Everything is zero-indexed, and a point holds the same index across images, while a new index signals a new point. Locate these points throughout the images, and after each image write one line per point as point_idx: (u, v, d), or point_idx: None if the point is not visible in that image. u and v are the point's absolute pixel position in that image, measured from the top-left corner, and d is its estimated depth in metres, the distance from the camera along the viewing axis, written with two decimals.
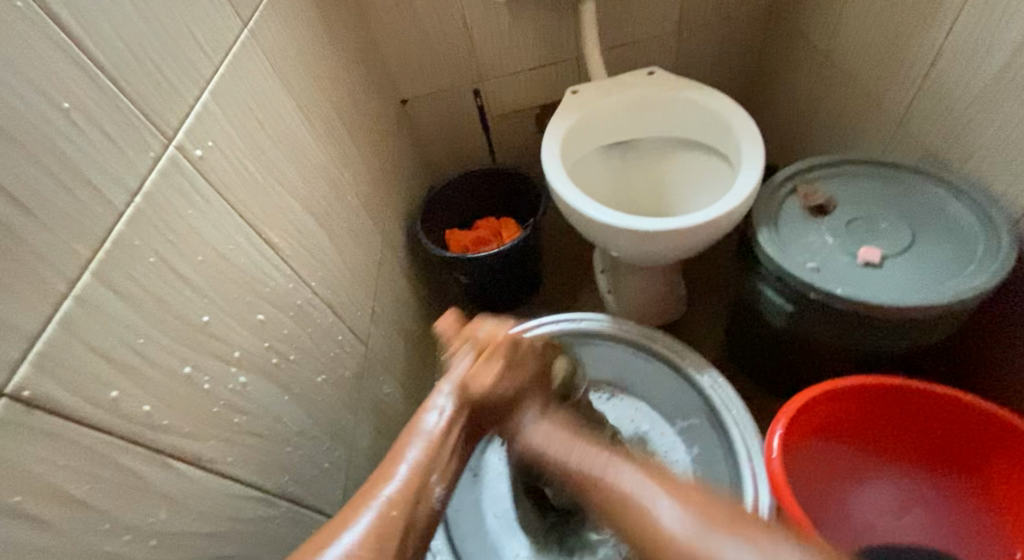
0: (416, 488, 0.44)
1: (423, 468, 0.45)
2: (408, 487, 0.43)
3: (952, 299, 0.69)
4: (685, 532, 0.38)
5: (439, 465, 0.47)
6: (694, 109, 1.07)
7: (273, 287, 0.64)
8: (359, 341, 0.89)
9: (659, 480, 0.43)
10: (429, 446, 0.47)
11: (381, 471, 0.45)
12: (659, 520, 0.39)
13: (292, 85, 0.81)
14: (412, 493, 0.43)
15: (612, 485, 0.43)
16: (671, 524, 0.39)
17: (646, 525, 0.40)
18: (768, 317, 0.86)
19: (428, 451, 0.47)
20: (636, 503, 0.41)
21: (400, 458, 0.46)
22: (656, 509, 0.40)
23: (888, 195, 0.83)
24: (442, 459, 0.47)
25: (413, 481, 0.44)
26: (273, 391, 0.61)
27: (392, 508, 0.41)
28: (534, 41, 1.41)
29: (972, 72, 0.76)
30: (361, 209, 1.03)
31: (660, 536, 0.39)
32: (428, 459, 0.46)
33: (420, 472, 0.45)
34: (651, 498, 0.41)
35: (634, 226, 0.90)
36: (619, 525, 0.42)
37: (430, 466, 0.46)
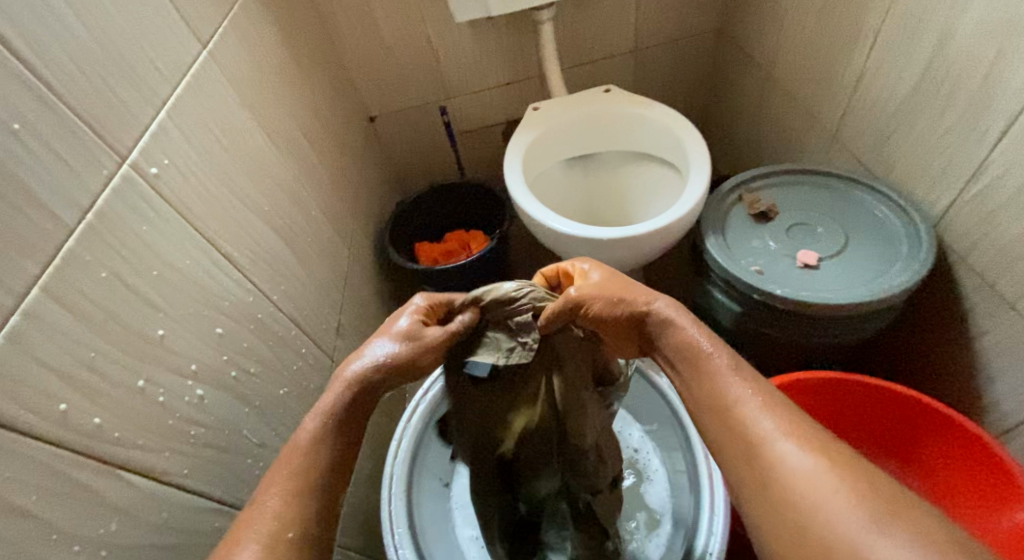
0: (309, 486, 0.45)
1: (308, 480, 0.45)
2: (293, 506, 0.43)
3: (880, 295, 0.73)
4: (764, 430, 0.43)
5: (331, 470, 0.47)
6: (646, 123, 1.12)
7: (231, 301, 0.65)
8: (324, 354, 0.90)
9: (756, 383, 0.47)
10: (311, 450, 0.47)
11: (265, 487, 0.45)
12: (746, 412, 0.45)
13: (254, 104, 0.83)
14: (304, 494, 0.44)
15: (742, 421, 0.45)
16: (759, 420, 0.44)
17: (735, 412, 0.45)
18: (719, 319, 0.90)
19: (313, 457, 0.47)
20: (726, 401, 0.46)
21: (282, 473, 0.45)
22: (745, 404, 0.45)
23: (826, 201, 0.88)
24: (331, 459, 0.47)
25: (297, 497, 0.44)
26: (232, 404, 0.62)
27: (283, 528, 0.42)
28: (497, 60, 1.45)
29: (892, 86, 0.82)
30: (328, 224, 1.05)
31: (742, 425, 0.45)
32: (311, 464, 0.46)
33: (306, 488, 0.45)
34: (742, 392, 0.46)
35: (589, 235, 0.93)
36: (702, 402, 0.49)
37: (318, 466, 0.46)
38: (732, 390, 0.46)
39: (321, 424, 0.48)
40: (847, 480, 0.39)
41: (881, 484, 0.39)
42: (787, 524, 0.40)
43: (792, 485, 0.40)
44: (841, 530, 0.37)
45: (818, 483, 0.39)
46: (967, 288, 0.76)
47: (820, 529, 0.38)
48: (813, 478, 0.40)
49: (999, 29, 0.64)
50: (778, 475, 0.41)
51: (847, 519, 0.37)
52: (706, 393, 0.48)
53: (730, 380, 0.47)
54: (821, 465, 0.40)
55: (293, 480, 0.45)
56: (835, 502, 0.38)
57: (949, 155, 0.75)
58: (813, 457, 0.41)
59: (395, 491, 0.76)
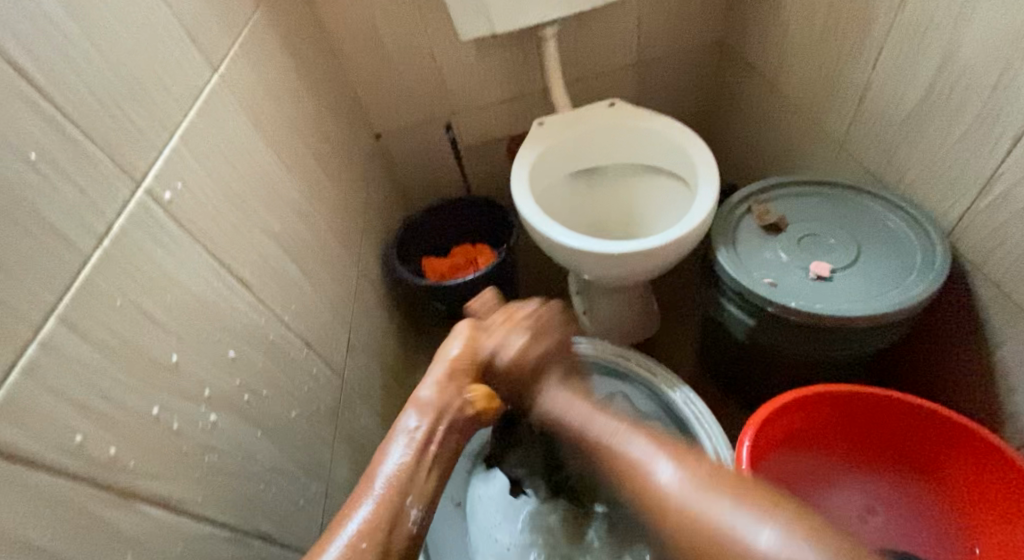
0: (390, 503, 0.48)
1: (395, 492, 0.49)
2: (375, 518, 0.46)
3: (896, 307, 0.72)
4: (680, 494, 0.44)
5: (413, 487, 0.50)
6: (653, 136, 1.12)
7: (244, 324, 0.65)
8: (335, 374, 0.90)
9: (665, 445, 0.49)
10: (401, 468, 0.51)
11: (357, 499, 0.49)
12: (656, 475, 0.46)
13: (263, 126, 0.84)
14: (385, 510, 0.47)
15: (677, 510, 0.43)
16: (666, 481, 0.45)
17: (647, 484, 0.46)
18: (731, 331, 0.89)
19: (400, 475, 0.51)
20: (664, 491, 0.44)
21: (374, 487, 0.50)
22: (654, 468, 0.47)
23: (837, 211, 0.87)
24: (413, 477, 0.51)
25: (386, 509, 0.48)
26: (245, 428, 0.61)
27: (358, 540, 0.44)
28: (502, 77, 1.46)
29: (900, 96, 0.82)
30: (337, 243, 1.05)
31: (651, 488, 0.46)
32: (401, 485, 0.50)
33: (392, 502, 0.48)
34: (648, 457, 0.48)
35: (601, 250, 0.93)
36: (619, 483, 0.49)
37: (400, 489, 0.49)
38: (646, 461, 0.48)
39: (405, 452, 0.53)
40: (764, 514, 0.40)
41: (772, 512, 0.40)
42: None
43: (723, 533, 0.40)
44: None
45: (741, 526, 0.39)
46: (982, 299, 0.76)
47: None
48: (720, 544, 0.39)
49: (1008, 39, 0.64)
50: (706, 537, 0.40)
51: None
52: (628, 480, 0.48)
53: (642, 454, 0.49)
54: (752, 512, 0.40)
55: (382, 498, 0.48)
56: (755, 534, 0.38)
57: (960, 166, 0.74)
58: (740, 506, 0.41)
59: None
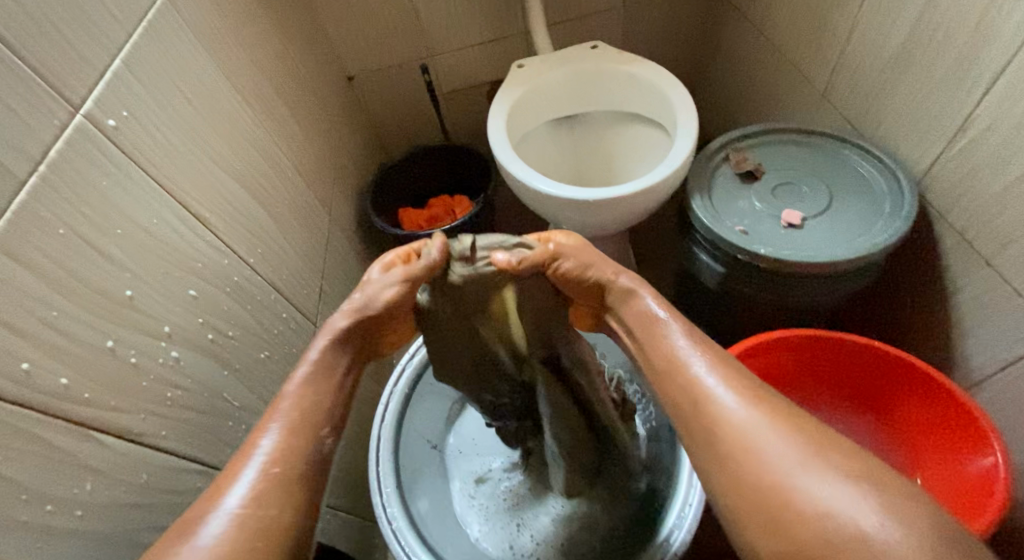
0: (304, 429, 0.45)
1: (306, 420, 0.46)
2: (288, 442, 0.43)
3: (862, 254, 0.73)
4: (747, 427, 0.43)
5: (324, 416, 0.47)
6: (633, 81, 1.09)
7: (205, 263, 0.63)
8: (306, 319, 0.89)
9: (738, 379, 0.47)
10: (306, 390, 0.48)
11: (266, 423, 0.45)
12: (724, 407, 0.45)
13: (221, 58, 0.79)
14: (295, 440, 0.44)
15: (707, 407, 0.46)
16: (734, 412, 0.44)
17: (715, 416, 0.45)
18: (703, 279, 0.90)
19: (309, 402, 0.47)
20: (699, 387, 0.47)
21: (277, 414, 0.46)
22: (722, 400, 0.45)
23: (813, 160, 0.87)
24: (323, 404, 0.47)
25: (295, 436, 0.44)
26: (211, 367, 0.61)
27: (273, 465, 0.41)
28: (480, 16, 1.40)
29: (882, 42, 0.80)
30: (306, 186, 1.02)
31: (716, 418, 0.45)
32: (309, 411, 0.46)
33: (303, 427, 0.45)
34: (720, 388, 0.46)
35: (576, 196, 0.92)
36: (680, 403, 0.48)
37: (311, 417, 0.46)
38: (713, 391, 0.46)
39: (311, 380, 0.49)
40: (836, 467, 0.40)
41: (849, 467, 0.40)
42: (785, 537, 0.39)
43: (789, 480, 0.40)
44: (832, 516, 0.38)
45: (807, 476, 0.40)
46: (946, 246, 0.77)
47: (808, 522, 0.38)
48: (780, 491, 0.40)
49: None
50: (762, 480, 0.41)
51: (816, 486, 0.39)
52: (691, 405, 0.47)
53: (713, 383, 0.47)
54: (765, 419, 0.43)
55: (289, 427, 0.44)
56: (823, 486, 0.39)
57: (935, 112, 0.74)
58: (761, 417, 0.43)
59: (383, 450, 0.78)
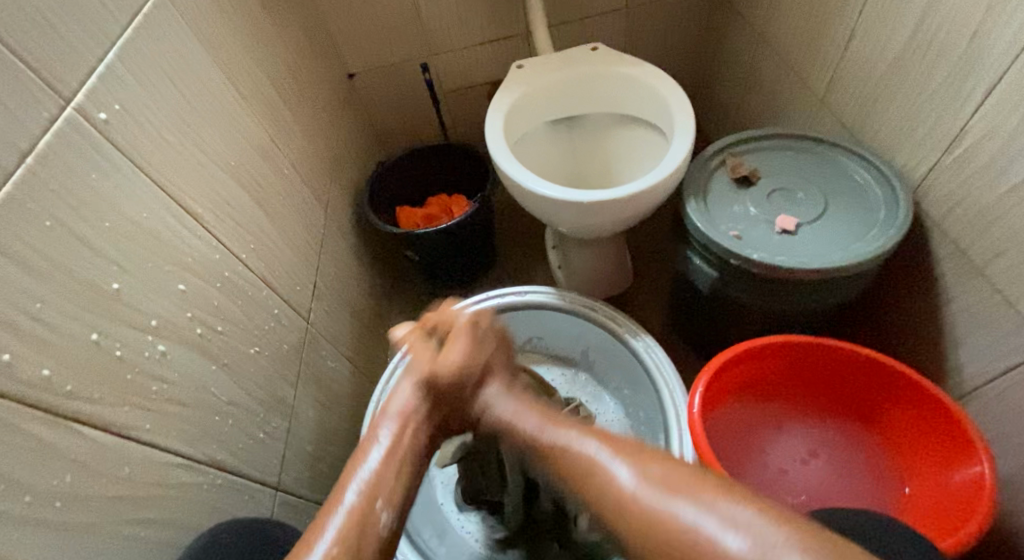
0: (363, 507, 0.39)
1: (370, 500, 0.40)
2: (350, 528, 0.38)
3: (855, 261, 0.73)
4: (644, 499, 0.32)
5: (392, 493, 0.41)
6: (632, 83, 1.09)
7: (196, 257, 0.63)
8: (299, 315, 0.89)
9: (608, 440, 0.38)
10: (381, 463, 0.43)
11: (326, 510, 0.40)
12: (605, 478, 0.35)
13: (217, 54, 0.79)
14: (357, 520, 0.38)
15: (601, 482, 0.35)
16: (624, 486, 0.34)
17: (592, 493, 0.35)
18: (697, 284, 0.90)
19: (376, 480, 0.42)
20: (567, 453, 0.38)
21: (345, 493, 0.41)
22: (610, 473, 0.35)
23: (809, 166, 0.87)
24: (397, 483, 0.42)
25: (355, 520, 0.38)
26: (199, 362, 0.61)
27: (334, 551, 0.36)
28: (481, 16, 1.40)
29: (879, 51, 0.80)
30: (302, 183, 1.02)
31: (605, 498, 0.34)
32: (376, 492, 0.41)
33: (363, 509, 0.39)
34: (604, 457, 0.36)
35: (572, 198, 0.91)
36: (571, 493, 0.38)
37: (377, 493, 0.41)
38: (572, 453, 0.38)
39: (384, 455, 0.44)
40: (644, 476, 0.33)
41: (656, 482, 0.33)
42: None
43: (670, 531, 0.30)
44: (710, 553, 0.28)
45: (680, 507, 0.30)
46: (941, 255, 0.76)
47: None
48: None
49: None
50: (666, 542, 0.30)
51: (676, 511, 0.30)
52: (579, 492, 0.37)
53: (591, 452, 0.37)
54: (655, 472, 0.34)
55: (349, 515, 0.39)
56: (696, 519, 0.29)
57: (932, 119, 0.73)
58: (653, 474, 0.34)
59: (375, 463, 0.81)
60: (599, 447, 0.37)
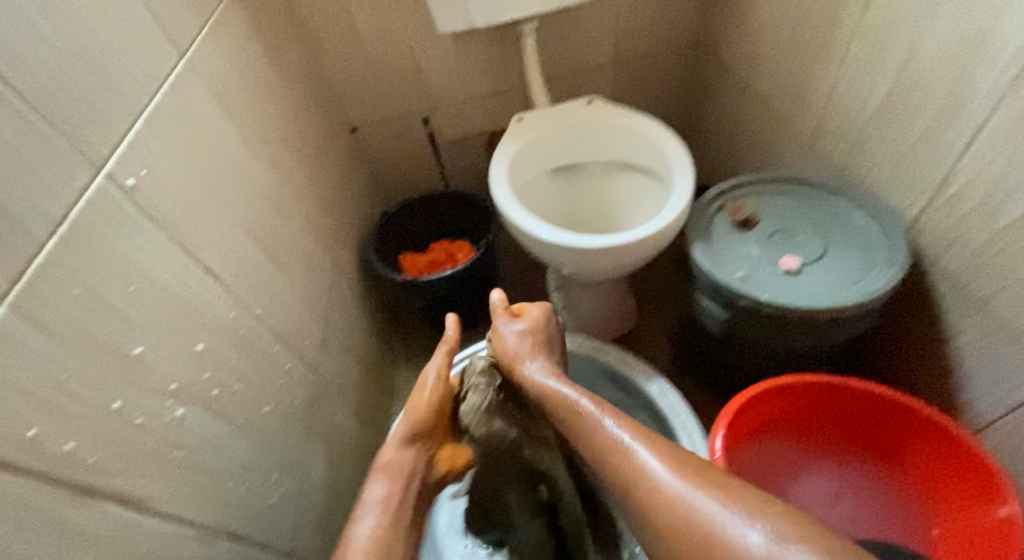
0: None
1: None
2: None
3: (861, 300, 0.74)
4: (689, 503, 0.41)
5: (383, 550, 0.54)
6: (629, 133, 1.13)
7: (213, 316, 0.64)
8: (309, 370, 0.88)
9: (660, 446, 0.49)
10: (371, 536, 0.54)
11: None
12: (643, 466, 0.46)
13: (234, 117, 0.82)
14: None
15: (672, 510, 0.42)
16: (666, 485, 0.43)
17: (633, 475, 0.46)
18: (705, 324, 0.91)
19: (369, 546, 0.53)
20: (636, 473, 0.46)
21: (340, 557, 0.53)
22: (652, 472, 0.45)
23: (807, 208, 0.89)
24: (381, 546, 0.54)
25: None
26: (214, 424, 0.60)
27: None
28: (480, 71, 1.46)
29: (862, 99, 0.84)
30: (310, 236, 1.04)
31: (643, 483, 0.45)
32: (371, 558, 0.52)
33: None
34: (646, 456, 0.47)
35: (578, 244, 0.93)
36: (610, 473, 0.49)
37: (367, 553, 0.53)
38: (627, 447, 0.49)
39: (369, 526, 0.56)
40: (694, 480, 0.43)
41: (696, 481, 0.43)
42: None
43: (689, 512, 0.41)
44: (735, 548, 0.36)
45: (702, 498, 0.41)
46: (940, 291, 0.78)
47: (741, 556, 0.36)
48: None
49: (960, 42, 0.66)
50: (697, 533, 0.39)
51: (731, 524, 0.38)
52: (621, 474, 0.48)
53: (635, 446, 0.48)
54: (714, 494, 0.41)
55: None
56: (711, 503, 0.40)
57: (918, 163, 0.76)
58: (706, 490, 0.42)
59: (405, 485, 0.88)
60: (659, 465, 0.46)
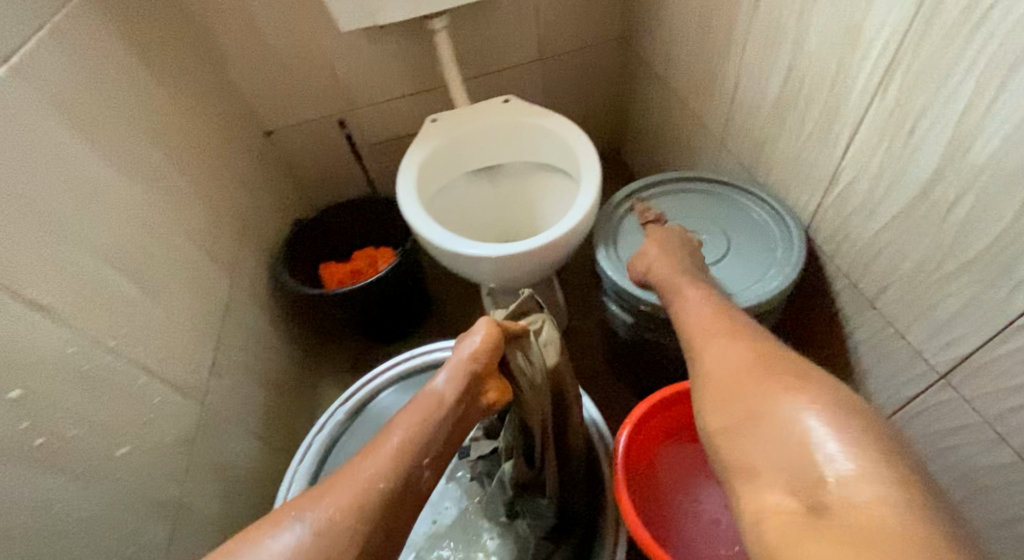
0: (377, 479, 0.44)
1: (384, 474, 0.45)
2: (354, 500, 0.42)
3: (757, 301, 0.73)
4: (836, 467, 0.35)
5: (410, 459, 0.47)
6: (544, 133, 1.09)
7: (40, 355, 0.56)
8: (192, 398, 0.81)
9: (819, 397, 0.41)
10: (399, 442, 0.48)
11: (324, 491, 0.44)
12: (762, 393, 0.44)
13: (90, 126, 0.74)
14: (364, 491, 0.43)
15: (798, 450, 0.37)
16: (798, 419, 0.39)
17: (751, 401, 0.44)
18: (616, 329, 0.88)
19: (393, 454, 0.47)
20: (771, 407, 0.41)
21: (351, 474, 0.45)
22: (794, 409, 0.40)
23: (713, 207, 0.87)
24: (413, 452, 0.48)
25: (359, 497, 0.43)
26: (39, 479, 0.53)
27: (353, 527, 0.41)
28: (399, 70, 1.40)
29: (760, 96, 0.82)
30: (201, 252, 0.96)
31: (773, 413, 0.41)
32: (400, 460, 0.46)
33: (378, 477, 0.44)
34: (795, 398, 0.41)
35: (482, 252, 0.89)
36: (746, 418, 0.43)
37: (399, 463, 0.46)
38: (765, 383, 0.44)
39: (404, 430, 0.49)
40: (817, 410, 0.39)
41: (840, 431, 0.37)
42: (841, 532, 0.31)
43: (799, 442, 0.37)
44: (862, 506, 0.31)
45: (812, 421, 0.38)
46: (836, 288, 0.77)
47: (852, 490, 0.33)
48: (786, 487, 0.35)
49: (837, 39, 0.64)
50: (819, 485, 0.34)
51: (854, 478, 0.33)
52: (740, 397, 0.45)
53: (786, 392, 0.42)
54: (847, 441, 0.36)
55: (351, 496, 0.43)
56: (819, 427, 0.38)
57: (810, 162, 0.75)
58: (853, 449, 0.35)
59: None
60: (807, 412, 0.39)
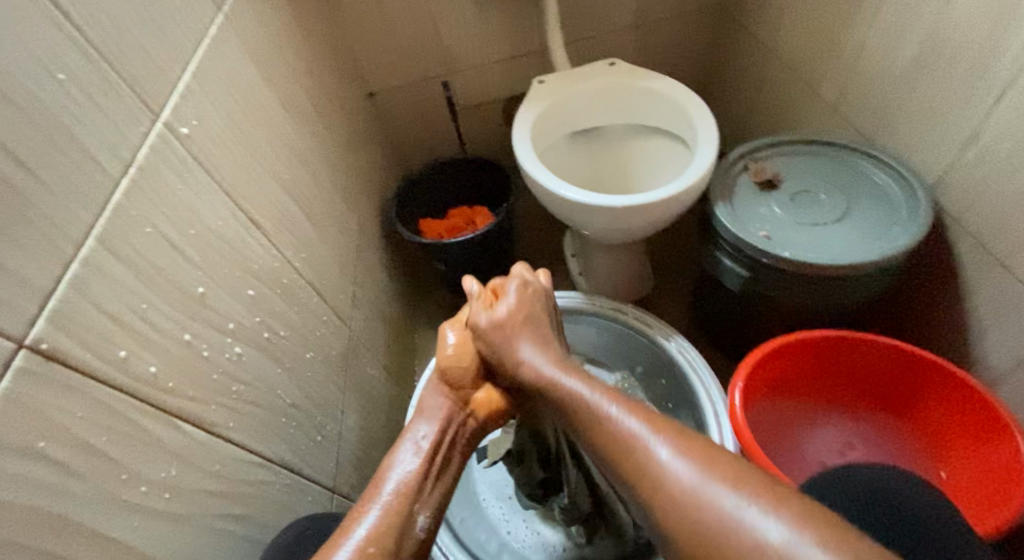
0: (398, 508, 0.46)
1: (407, 501, 0.47)
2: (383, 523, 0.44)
3: (884, 255, 0.77)
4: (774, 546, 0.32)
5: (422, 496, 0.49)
6: (652, 95, 1.13)
7: (259, 264, 0.67)
8: (343, 322, 0.92)
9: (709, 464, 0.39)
10: (411, 474, 0.50)
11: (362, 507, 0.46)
12: (613, 424, 0.43)
13: (267, 74, 0.84)
14: (392, 517, 0.45)
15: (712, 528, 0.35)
16: (688, 483, 0.37)
17: (609, 438, 0.43)
18: (726, 284, 0.93)
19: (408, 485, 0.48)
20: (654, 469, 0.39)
21: (381, 494, 0.48)
22: (685, 474, 0.38)
23: (828, 169, 0.91)
24: (427, 488, 0.50)
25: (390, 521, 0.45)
26: (266, 364, 0.64)
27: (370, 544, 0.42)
28: (501, 33, 1.45)
29: (892, 59, 0.84)
30: (338, 196, 1.06)
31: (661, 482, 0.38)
32: (412, 490, 0.48)
33: (399, 504, 0.46)
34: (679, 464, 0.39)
35: (603, 205, 0.95)
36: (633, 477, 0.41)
37: (410, 495, 0.48)
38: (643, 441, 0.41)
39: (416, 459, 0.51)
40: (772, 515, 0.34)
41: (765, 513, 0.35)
42: None
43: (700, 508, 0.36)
44: None
45: (722, 498, 0.36)
46: (963, 247, 0.79)
47: None
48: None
49: (996, 0, 0.67)
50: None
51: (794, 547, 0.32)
52: (596, 437, 0.44)
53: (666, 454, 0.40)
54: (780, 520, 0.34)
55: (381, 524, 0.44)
56: (731, 505, 0.35)
57: (946, 123, 0.78)
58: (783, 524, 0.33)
59: None
60: (710, 481, 0.37)
